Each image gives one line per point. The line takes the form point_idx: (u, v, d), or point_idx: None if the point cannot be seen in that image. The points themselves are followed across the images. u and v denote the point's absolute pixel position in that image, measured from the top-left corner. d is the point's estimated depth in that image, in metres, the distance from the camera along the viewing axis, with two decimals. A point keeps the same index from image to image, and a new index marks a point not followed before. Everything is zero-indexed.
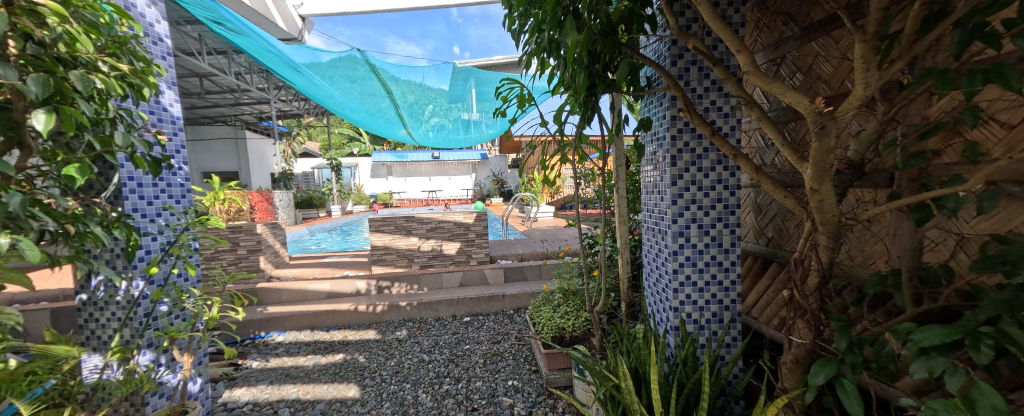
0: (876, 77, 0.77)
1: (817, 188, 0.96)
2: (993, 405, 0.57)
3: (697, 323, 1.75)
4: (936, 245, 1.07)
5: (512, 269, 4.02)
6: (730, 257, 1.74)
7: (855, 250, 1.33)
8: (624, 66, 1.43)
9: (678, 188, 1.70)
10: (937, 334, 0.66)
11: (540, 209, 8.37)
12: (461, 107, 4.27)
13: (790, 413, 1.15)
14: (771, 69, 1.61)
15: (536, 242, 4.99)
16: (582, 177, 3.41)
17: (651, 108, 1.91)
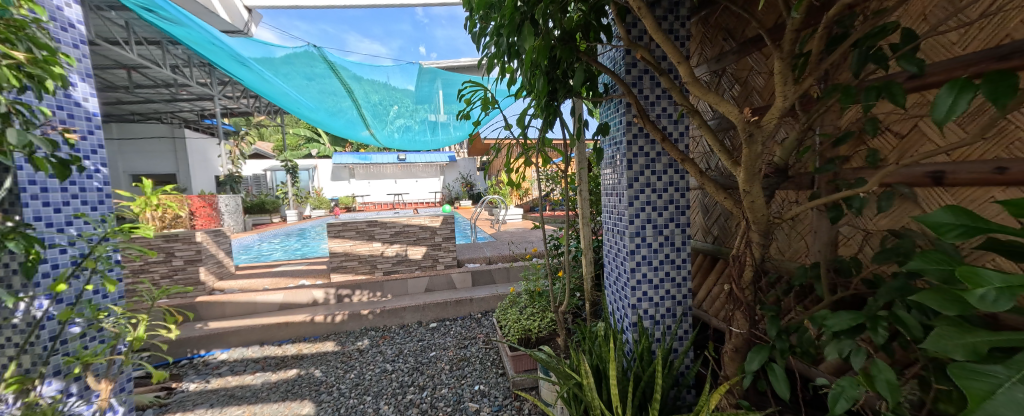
0: (792, 91, 0.86)
1: (749, 191, 1.05)
2: (888, 380, 0.65)
3: (653, 318, 1.84)
4: (848, 240, 1.21)
5: (479, 272, 3.98)
6: (682, 255, 1.85)
7: (785, 246, 1.47)
8: (582, 72, 1.47)
9: (634, 190, 1.78)
10: (845, 319, 0.75)
11: (509, 212, 8.40)
12: (429, 108, 4.15)
13: (732, 398, 1.24)
14: (713, 80, 1.74)
15: (503, 244, 4.99)
16: (548, 180, 3.46)
17: (609, 113, 1.98)
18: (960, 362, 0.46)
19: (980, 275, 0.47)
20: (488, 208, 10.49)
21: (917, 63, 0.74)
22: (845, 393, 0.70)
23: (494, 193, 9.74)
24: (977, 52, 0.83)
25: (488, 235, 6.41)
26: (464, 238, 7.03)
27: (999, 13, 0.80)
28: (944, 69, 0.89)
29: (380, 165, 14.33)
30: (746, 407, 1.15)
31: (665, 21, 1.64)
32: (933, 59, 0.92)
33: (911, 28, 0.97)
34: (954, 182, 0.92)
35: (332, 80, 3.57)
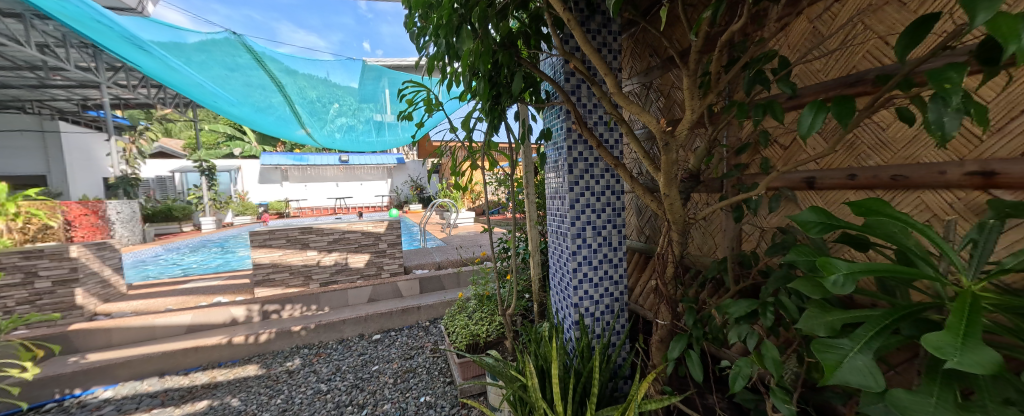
0: (699, 105, 0.97)
1: (668, 194, 1.16)
2: (774, 357, 0.75)
3: (593, 316, 1.92)
4: (749, 236, 1.39)
5: (427, 279, 3.82)
6: (619, 254, 1.97)
7: (700, 243, 1.64)
8: (522, 79, 1.49)
9: (574, 194, 1.86)
10: (743, 306, 0.86)
11: (461, 216, 8.28)
12: (374, 108, 3.90)
13: (658, 385, 1.34)
14: (642, 92, 1.88)
15: (453, 248, 4.88)
16: (497, 183, 3.46)
17: (552, 119, 2.05)
18: (821, 338, 0.54)
19: (831, 263, 0.57)
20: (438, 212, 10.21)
21: (791, 87, 0.88)
22: (742, 371, 0.80)
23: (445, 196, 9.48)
24: (834, 80, 1.01)
25: (438, 240, 6.21)
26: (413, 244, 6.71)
27: (848, 49, 0.98)
28: (812, 92, 1.06)
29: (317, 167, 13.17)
30: (668, 392, 1.25)
31: (599, 35, 1.74)
32: (805, 83, 1.10)
33: (787, 56, 1.15)
34: (822, 186, 1.11)
35: (260, 73, 3.14)
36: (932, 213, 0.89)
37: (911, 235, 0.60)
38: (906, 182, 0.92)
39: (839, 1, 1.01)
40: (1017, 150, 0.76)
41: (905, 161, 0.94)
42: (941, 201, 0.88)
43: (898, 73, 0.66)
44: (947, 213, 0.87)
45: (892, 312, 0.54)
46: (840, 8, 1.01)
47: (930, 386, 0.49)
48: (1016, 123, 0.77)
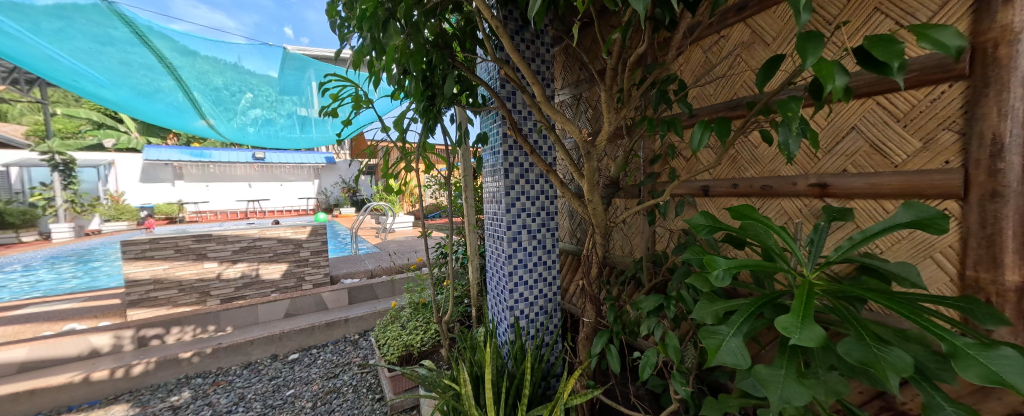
0: (614, 118, 1.05)
1: (592, 199, 1.24)
2: (674, 345, 0.85)
3: (528, 317, 1.96)
4: (662, 237, 1.54)
5: (358, 289, 3.49)
6: (552, 256, 2.04)
7: (623, 244, 1.78)
8: (453, 81, 1.46)
9: (510, 198, 1.88)
10: (652, 300, 0.96)
11: (398, 220, 7.85)
12: (296, 101, 3.51)
13: (584, 380, 1.41)
14: (573, 103, 1.99)
15: (388, 254, 4.56)
16: (437, 186, 3.35)
17: (489, 124, 2.05)
18: (707, 325, 0.61)
19: (715, 260, 0.66)
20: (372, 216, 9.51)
21: (688, 107, 1.01)
22: (650, 360, 0.89)
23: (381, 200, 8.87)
24: (722, 103, 1.19)
25: (371, 246, 5.77)
26: (343, 249, 6.13)
27: (730, 79, 1.16)
28: (705, 112, 1.24)
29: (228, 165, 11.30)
30: (592, 386, 1.33)
31: (533, 46, 1.80)
32: (700, 104, 1.27)
33: (686, 80, 1.33)
34: (714, 193, 1.29)
35: (143, 51, 2.58)
36: (789, 217, 1.10)
37: (772, 235, 0.72)
38: (772, 191, 1.12)
39: (722, 37, 1.20)
40: (841, 167, 0.98)
41: (770, 173, 1.15)
42: (794, 207, 1.09)
43: (760, 101, 0.81)
44: (798, 216, 1.08)
45: (757, 300, 0.65)
46: (724, 43, 1.20)
47: (778, 359, 0.60)
48: (841, 146, 0.99)
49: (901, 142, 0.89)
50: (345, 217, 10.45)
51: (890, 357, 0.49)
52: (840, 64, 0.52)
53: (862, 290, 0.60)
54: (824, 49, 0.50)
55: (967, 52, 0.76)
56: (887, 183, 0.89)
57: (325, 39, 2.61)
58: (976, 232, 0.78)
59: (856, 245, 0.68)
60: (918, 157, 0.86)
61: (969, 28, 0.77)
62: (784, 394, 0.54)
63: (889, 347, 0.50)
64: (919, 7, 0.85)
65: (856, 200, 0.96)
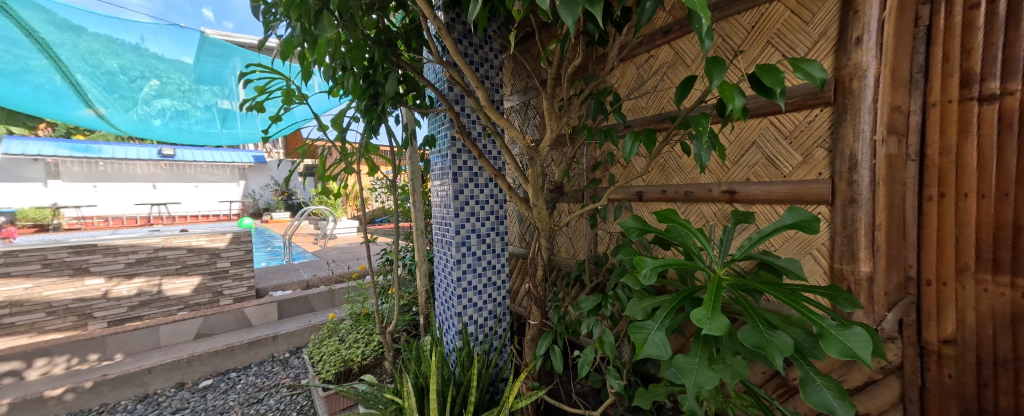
0: (555, 126, 1.09)
1: (536, 204, 1.27)
2: (610, 342, 0.90)
3: (476, 323, 1.94)
4: (604, 239, 1.63)
5: (290, 301, 3.11)
6: (501, 260, 2.04)
7: (568, 246, 1.84)
8: (394, 81, 1.39)
9: (459, 203, 1.86)
10: (591, 300, 1.01)
11: (341, 226, 7.33)
12: (216, 91, 3.10)
13: (529, 381, 1.44)
14: (522, 109, 2.03)
15: (328, 262, 4.21)
16: (384, 189, 3.18)
17: (436, 126, 2.01)
18: (635, 321, 0.66)
19: (643, 260, 0.72)
20: (309, 221, 8.69)
21: (622, 118, 1.10)
22: (588, 357, 0.94)
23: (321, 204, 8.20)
24: (653, 116, 1.30)
25: (307, 253, 5.25)
26: (274, 258, 5.50)
27: (658, 95, 1.28)
28: (638, 124, 1.35)
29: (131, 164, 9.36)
30: (536, 387, 1.35)
31: (480, 50, 1.79)
32: (635, 116, 1.38)
33: (622, 93, 1.43)
34: (648, 198, 1.41)
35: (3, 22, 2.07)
36: (706, 220, 1.24)
37: (690, 236, 0.81)
38: (693, 197, 1.26)
39: (652, 56, 1.31)
40: (745, 177, 1.14)
41: (692, 181, 1.28)
42: (710, 210, 1.23)
43: (680, 116, 0.90)
44: (713, 219, 1.22)
45: (678, 295, 0.72)
46: (654, 61, 1.31)
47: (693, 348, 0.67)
48: (745, 158, 1.14)
49: (788, 156, 1.05)
50: (276, 222, 9.42)
51: (775, 340, 0.57)
52: (739, 86, 0.60)
53: (758, 282, 0.70)
54: (726, 73, 0.57)
55: (832, 84, 0.94)
56: (778, 190, 1.05)
57: (251, 25, 2.35)
58: (840, 232, 0.95)
59: (755, 244, 0.79)
60: (800, 168, 1.02)
61: (832, 64, 0.94)
62: (698, 380, 0.60)
63: (775, 331, 0.59)
64: (798, 42, 1.01)
65: (757, 205, 1.11)
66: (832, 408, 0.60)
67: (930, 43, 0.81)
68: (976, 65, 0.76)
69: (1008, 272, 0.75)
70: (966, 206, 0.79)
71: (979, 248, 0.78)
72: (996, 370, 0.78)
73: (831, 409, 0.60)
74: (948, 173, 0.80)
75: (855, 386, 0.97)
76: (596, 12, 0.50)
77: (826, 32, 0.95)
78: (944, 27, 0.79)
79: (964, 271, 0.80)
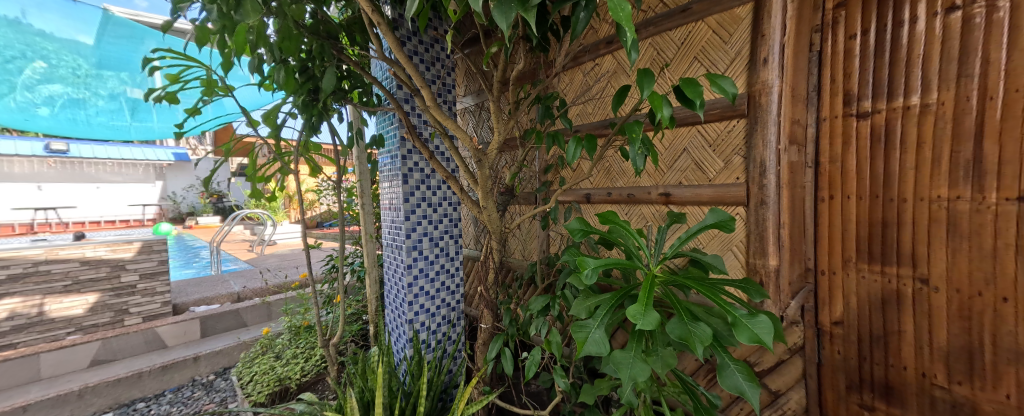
0: (503, 128, 1.09)
1: (485, 206, 1.26)
2: (557, 341, 0.91)
3: (428, 329, 1.87)
4: (555, 240, 1.67)
5: (215, 317, 2.66)
6: (455, 264, 2.00)
7: (521, 248, 1.86)
8: (331, 75, 1.27)
9: (409, 205, 1.79)
10: (539, 301, 1.03)
11: (282, 232, 6.71)
12: (125, 78, 2.62)
13: (481, 386, 1.42)
14: (476, 111, 2.02)
15: (265, 270, 3.82)
16: (330, 191, 2.97)
17: (385, 125, 1.92)
18: (577, 320, 0.69)
19: (585, 260, 0.74)
20: (242, 227, 7.80)
21: (568, 122, 1.13)
22: (535, 357, 0.95)
23: (258, 207, 7.42)
24: (599, 122, 1.36)
25: (239, 261, 4.71)
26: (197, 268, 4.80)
27: (601, 102, 1.35)
28: (586, 128, 1.40)
29: (8, 161, 7.79)
30: (487, 391, 1.33)
31: (432, 48, 1.73)
32: (582, 121, 1.44)
33: (570, 98, 1.48)
34: (595, 200, 1.48)
35: None
36: (646, 220, 1.32)
37: (629, 237, 0.85)
38: (634, 199, 1.34)
39: (597, 65, 1.38)
40: (678, 180, 1.23)
41: (633, 183, 1.36)
42: (649, 212, 1.31)
43: (619, 122, 0.95)
44: (652, 219, 1.30)
45: (618, 293, 0.75)
46: (598, 69, 1.38)
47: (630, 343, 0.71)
48: (678, 163, 1.24)
49: (712, 161, 1.16)
50: (201, 227, 8.29)
51: (697, 331, 0.63)
52: (666, 98, 0.64)
53: (685, 278, 0.76)
54: (655, 84, 0.61)
55: (744, 98, 1.06)
56: (704, 193, 1.15)
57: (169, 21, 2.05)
58: (753, 231, 1.07)
59: (684, 243, 0.85)
60: (722, 173, 1.13)
61: (744, 80, 1.06)
62: (632, 373, 0.64)
63: (697, 322, 0.64)
64: (718, 59, 1.12)
65: (688, 206, 1.21)
66: (742, 388, 0.67)
67: (821, 66, 0.98)
68: (854, 88, 0.92)
69: (879, 261, 0.91)
70: (849, 206, 0.95)
71: (858, 242, 0.94)
72: (872, 344, 0.94)
73: (741, 391, 0.67)
74: (836, 179, 0.97)
75: (768, 367, 1.09)
76: (529, 18, 0.50)
77: (740, 52, 1.07)
78: (832, 52, 0.96)
79: (848, 261, 0.96)
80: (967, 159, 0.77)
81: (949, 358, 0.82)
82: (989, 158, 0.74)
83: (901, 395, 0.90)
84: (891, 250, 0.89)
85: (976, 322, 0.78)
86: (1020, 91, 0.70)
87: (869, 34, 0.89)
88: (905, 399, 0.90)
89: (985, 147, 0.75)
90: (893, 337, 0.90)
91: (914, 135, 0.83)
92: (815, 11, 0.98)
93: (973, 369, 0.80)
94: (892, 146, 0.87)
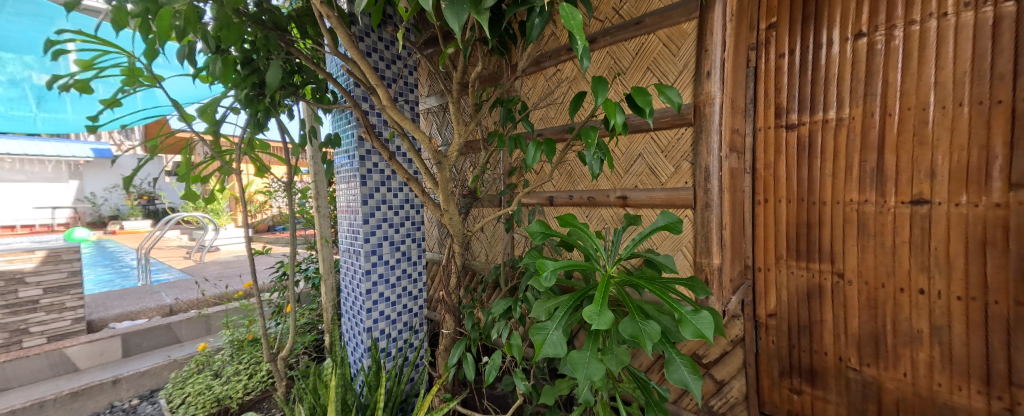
0: (463, 130, 1.08)
1: (447, 209, 1.23)
2: (517, 344, 0.91)
3: (388, 337, 1.79)
4: (520, 242, 1.68)
5: (141, 333, 2.23)
6: (418, 268, 1.93)
7: (484, 251, 1.85)
8: (278, 69, 1.18)
9: (368, 208, 1.70)
10: (500, 304, 1.03)
11: (226, 237, 6.14)
12: (28, 60, 2.21)
13: (442, 393, 1.38)
14: (440, 111, 1.98)
15: (203, 279, 3.46)
16: (282, 193, 2.76)
17: (341, 123, 1.82)
18: (536, 323, 0.70)
19: (544, 263, 0.75)
20: (178, 231, 7.02)
21: (529, 126, 1.14)
22: (495, 361, 0.94)
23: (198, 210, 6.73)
24: (560, 126, 1.39)
25: (173, 269, 4.22)
26: (121, 279, 4.20)
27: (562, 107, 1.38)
28: (549, 132, 1.43)
29: None
30: (449, 399, 1.30)
31: (393, 46, 1.67)
32: (545, 125, 1.46)
33: (533, 101, 1.50)
34: (557, 202, 1.50)
35: None
36: (606, 222, 1.37)
37: (586, 239, 0.88)
38: (594, 201, 1.38)
39: (559, 70, 1.41)
40: (634, 184, 1.29)
41: (593, 187, 1.41)
42: (609, 214, 1.36)
43: (578, 127, 0.97)
44: (611, 221, 1.35)
45: (576, 295, 0.77)
46: (560, 74, 1.41)
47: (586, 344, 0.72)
48: (633, 168, 1.30)
49: (664, 166, 1.22)
50: (127, 231, 7.32)
51: (648, 329, 0.65)
52: (619, 105, 0.67)
53: (638, 278, 0.79)
54: (608, 91, 0.64)
55: (691, 108, 1.13)
56: (658, 196, 1.22)
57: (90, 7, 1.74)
58: (700, 232, 1.14)
59: (638, 244, 0.89)
60: (673, 177, 1.20)
61: (691, 92, 1.14)
62: (588, 373, 0.65)
63: (648, 320, 0.67)
64: (669, 70, 1.19)
65: (643, 209, 1.27)
66: (687, 382, 0.71)
67: (756, 81, 1.07)
68: (784, 102, 1.02)
69: (805, 258, 1.01)
70: (780, 209, 1.05)
71: (788, 241, 1.04)
72: (800, 334, 1.04)
73: (686, 384, 0.71)
74: (769, 184, 1.07)
75: (713, 359, 1.17)
76: (482, 21, 0.50)
77: (687, 64, 1.14)
78: (765, 69, 1.06)
79: (780, 258, 1.06)
80: (872, 168, 0.88)
81: (860, 343, 0.94)
82: (889, 168, 0.86)
83: (823, 378, 1.01)
84: (815, 248, 0.99)
85: (880, 310, 0.90)
86: (911, 110, 0.82)
87: (794, 53, 1.00)
88: (826, 381, 1.00)
89: (886, 158, 0.86)
90: (817, 326, 1.01)
91: (831, 146, 0.94)
92: (751, 31, 1.07)
93: (879, 352, 0.91)
94: (814, 155, 0.98)
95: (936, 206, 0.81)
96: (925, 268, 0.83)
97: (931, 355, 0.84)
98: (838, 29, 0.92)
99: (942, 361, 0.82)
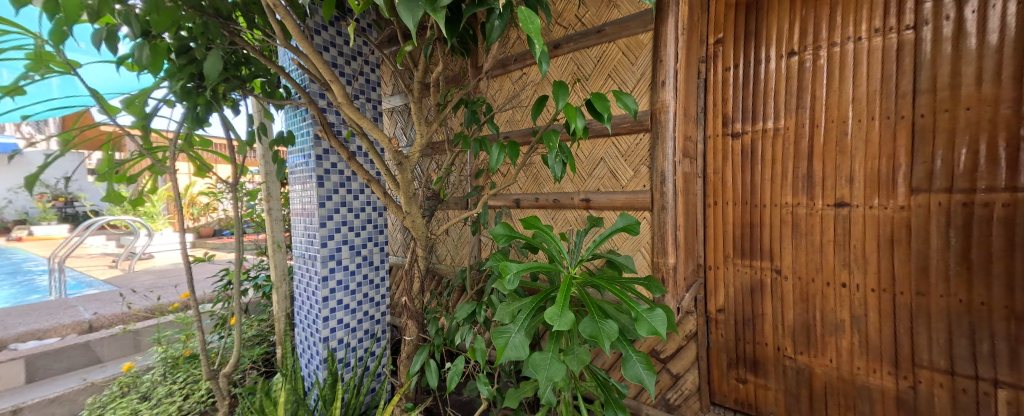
0: (426, 131, 1.05)
1: (410, 211, 1.19)
2: (480, 348, 0.90)
3: (347, 347, 1.70)
4: (486, 245, 1.67)
5: (48, 355, 1.91)
6: (381, 273, 1.85)
7: (450, 255, 1.81)
8: (219, 60, 1.08)
9: (326, 210, 1.61)
10: (464, 308, 1.01)
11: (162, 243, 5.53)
12: None
13: (403, 403, 1.32)
14: (404, 111, 1.92)
15: (133, 291, 3.08)
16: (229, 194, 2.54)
17: (295, 120, 1.71)
18: (499, 326, 0.69)
19: (507, 266, 0.75)
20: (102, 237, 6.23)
21: (494, 128, 1.14)
22: (458, 366, 0.93)
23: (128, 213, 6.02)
24: (525, 129, 1.40)
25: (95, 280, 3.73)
26: (29, 292, 3.65)
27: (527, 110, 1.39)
28: (515, 135, 1.44)
29: None
30: (410, 408, 1.25)
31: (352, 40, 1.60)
32: (511, 128, 1.46)
33: (499, 104, 1.50)
34: (523, 205, 1.51)
35: None
36: (570, 224, 1.39)
37: (549, 241, 0.88)
38: (559, 204, 1.41)
39: (524, 73, 1.42)
40: (597, 187, 1.33)
41: (558, 189, 1.43)
42: (573, 216, 1.39)
43: (541, 131, 0.99)
44: (575, 223, 1.38)
45: (539, 296, 0.77)
46: (525, 78, 1.42)
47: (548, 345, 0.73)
48: (596, 171, 1.34)
49: (624, 170, 1.27)
50: (36, 238, 6.37)
51: (606, 328, 0.67)
52: (580, 110, 0.69)
53: (597, 279, 0.81)
54: (568, 96, 0.65)
55: (648, 115, 1.19)
56: (619, 198, 1.27)
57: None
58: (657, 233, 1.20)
59: (598, 245, 0.92)
60: (632, 180, 1.25)
61: (647, 100, 1.19)
62: (549, 374, 0.66)
63: (606, 320, 0.69)
64: (627, 79, 1.24)
65: (606, 211, 1.31)
66: (642, 378, 0.74)
67: (706, 91, 1.15)
68: (729, 112, 1.11)
69: (749, 257, 1.10)
70: (728, 211, 1.13)
71: (735, 241, 1.12)
72: (745, 327, 1.12)
73: (640, 380, 0.74)
74: (718, 188, 1.15)
75: (670, 354, 1.23)
76: (439, 20, 0.49)
77: (644, 73, 1.19)
78: (713, 81, 1.13)
79: (727, 257, 1.14)
80: (803, 174, 0.98)
81: (796, 333, 1.03)
82: (817, 174, 0.96)
83: (765, 367, 1.09)
84: (757, 247, 1.08)
85: (811, 303, 1.00)
86: (834, 122, 0.93)
87: (738, 67, 1.08)
88: (767, 369, 1.09)
89: (814, 166, 0.96)
90: (759, 319, 1.09)
91: (769, 154, 1.03)
92: (700, 44, 1.15)
93: (811, 340, 1.01)
94: (756, 162, 1.06)
95: (855, 209, 0.91)
96: (847, 264, 0.93)
97: (852, 342, 0.94)
98: (775, 48, 1.01)
99: (861, 347, 0.93)
